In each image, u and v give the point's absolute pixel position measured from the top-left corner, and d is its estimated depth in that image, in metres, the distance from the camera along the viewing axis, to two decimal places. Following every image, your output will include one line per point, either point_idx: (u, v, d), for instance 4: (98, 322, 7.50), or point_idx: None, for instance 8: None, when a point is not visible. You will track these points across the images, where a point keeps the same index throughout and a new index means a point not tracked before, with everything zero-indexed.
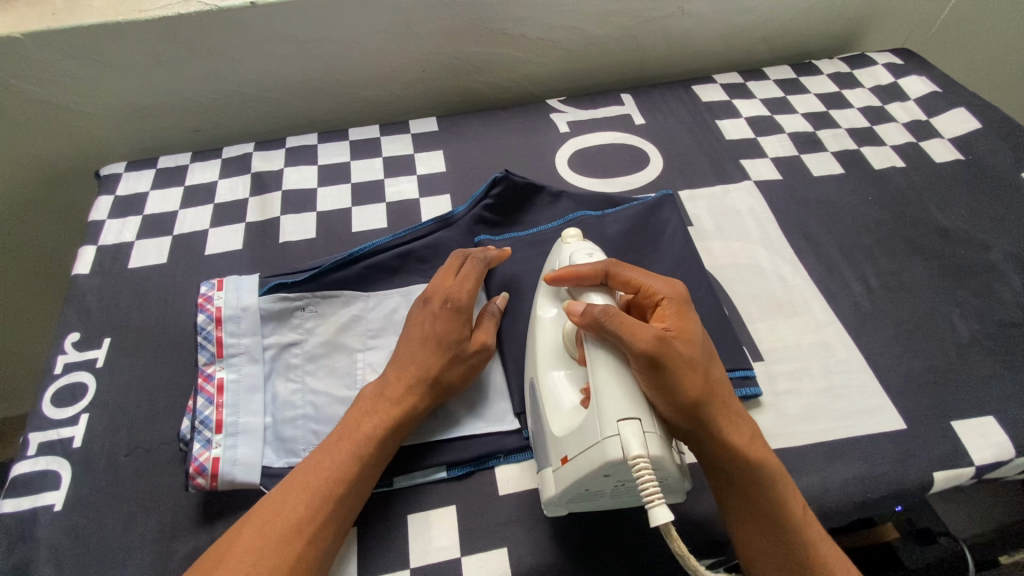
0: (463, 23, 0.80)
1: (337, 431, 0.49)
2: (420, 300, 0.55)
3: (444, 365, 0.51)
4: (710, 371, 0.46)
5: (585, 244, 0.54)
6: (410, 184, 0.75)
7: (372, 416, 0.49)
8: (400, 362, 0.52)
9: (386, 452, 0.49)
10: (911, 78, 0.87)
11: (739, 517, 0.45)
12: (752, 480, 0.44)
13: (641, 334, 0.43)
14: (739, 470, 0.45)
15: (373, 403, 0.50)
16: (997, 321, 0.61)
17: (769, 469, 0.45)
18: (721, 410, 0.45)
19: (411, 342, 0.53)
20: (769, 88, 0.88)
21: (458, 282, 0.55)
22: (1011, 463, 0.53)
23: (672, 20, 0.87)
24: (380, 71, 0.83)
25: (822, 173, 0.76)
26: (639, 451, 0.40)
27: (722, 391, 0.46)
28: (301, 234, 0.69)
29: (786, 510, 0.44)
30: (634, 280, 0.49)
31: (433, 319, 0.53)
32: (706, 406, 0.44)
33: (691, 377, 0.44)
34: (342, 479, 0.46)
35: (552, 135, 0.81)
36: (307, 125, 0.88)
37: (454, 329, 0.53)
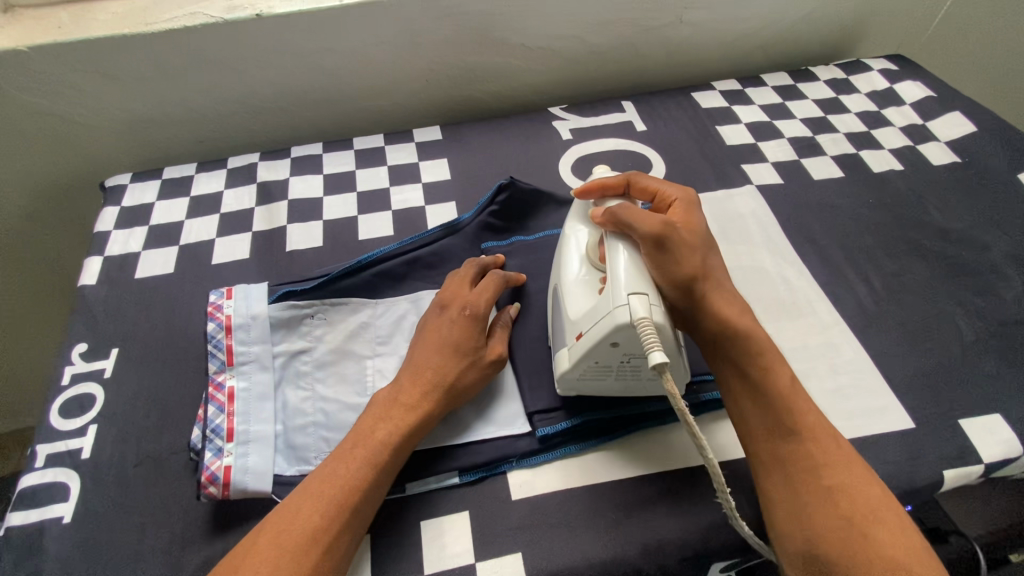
0: (465, 33, 0.81)
1: (369, 409, 0.51)
2: (436, 306, 0.56)
3: (461, 376, 0.52)
4: (708, 258, 0.51)
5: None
6: (416, 192, 0.75)
7: (385, 423, 0.49)
8: (416, 368, 0.52)
9: (400, 457, 0.49)
10: (906, 83, 0.89)
11: (734, 387, 0.49)
12: (746, 350, 0.49)
13: (648, 220, 0.50)
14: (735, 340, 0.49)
15: (388, 410, 0.50)
16: (1002, 320, 0.62)
17: (759, 339, 0.49)
18: (717, 288, 0.50)
19: (428, 345, 0.53)
20: (767, 94, 0.88)
21: (477, 293, 0.56)
22: (1020, 460, 0.54)
23: (670, 28, 0.88)
24: (382, 80, 0.84)
25: (823, 176, 0.77)
26: (643, 315, 0.44)
27: (718, 275, 0.51)
28: (308, 242, 0.70)
29: (777, 375, 0.48)
30: (650, 187, 0.55)
31: (454, 328, 0.53)
32: (703, 282, 0.49)
33: (688, 256, 0.49)
34: (361, 460, 0.47)
35: (554, 142, 0.82)
36: (310, 135, 0.88)
37: (472, 337, 0.53)
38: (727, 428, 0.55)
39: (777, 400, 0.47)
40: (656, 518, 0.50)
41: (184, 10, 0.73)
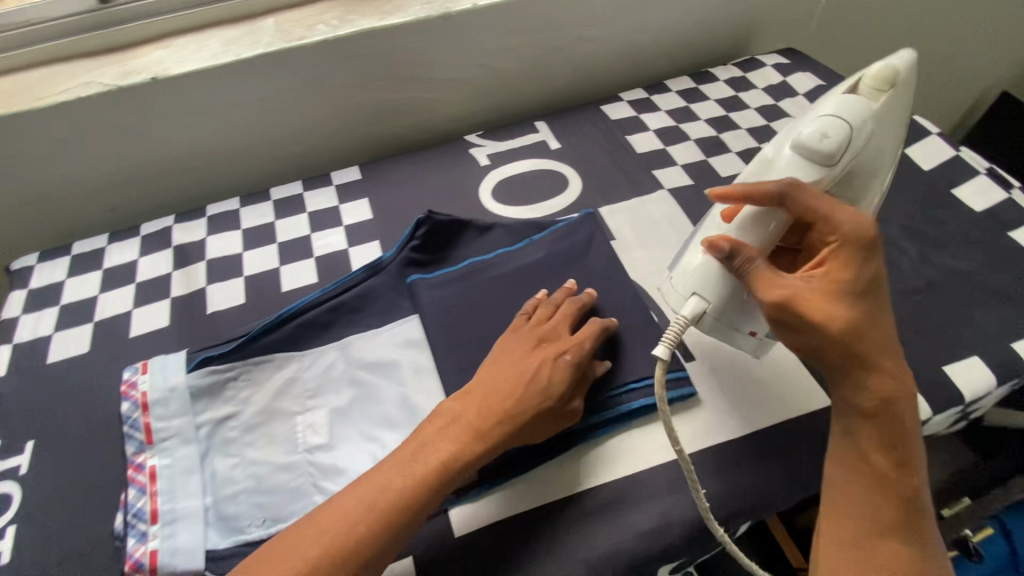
0: (370, 71, 0.82)
1: (439, 423, 0.51)
2: (534, 339, 0.56)
3: (536, 418, 0.51)
4: (865, 328, 0.47)
5: (829, 107, 0.55)
6: (337, 236, 0.75)
7: (439, 459, 0.49)
8: (495, 400, 0.51)
9: (455, 481, 0.49)
10: (798, 75, 0.94)
11: (848, 437, 0.48)
12: (882, 419, 0.47)
13: (770, 288, 0.48)
14: (868, 408, 0.47)
15: (451, 442, 0.50)
16: (901, 291, 0.67)
17: (900, 426, 0.46)
18: (869, 356, 0.46)
19: (512, 382, 0.52)
20: (672, 99, 0.92)
21: (576, 337, 0.56)
22: (929, 421, 0.58)
23: (572, 46, 0.91)
24: (294, 127, 0.83)
25: (730, 173, 0.80)
26: (687, 314, 0.52)
27: (874, 352, 0.47)
28: (230, 301, 0.68)
29: (903, 453, 0.46)
30: (814, 212, 0.49)
31: (541, 365, 0.53)
32: (844, 347, 0.46)
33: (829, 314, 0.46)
34: (421, 481, 0.48)
35: (472, 169, 0.83)
36: (228, 191, 0.87)
37: (560, 385, 0.52)
38: (657, 433, 0.57)
39: (891, 487, 0.45)
40: (595, 534, 0.52)
41: (76, 81, 0.72)
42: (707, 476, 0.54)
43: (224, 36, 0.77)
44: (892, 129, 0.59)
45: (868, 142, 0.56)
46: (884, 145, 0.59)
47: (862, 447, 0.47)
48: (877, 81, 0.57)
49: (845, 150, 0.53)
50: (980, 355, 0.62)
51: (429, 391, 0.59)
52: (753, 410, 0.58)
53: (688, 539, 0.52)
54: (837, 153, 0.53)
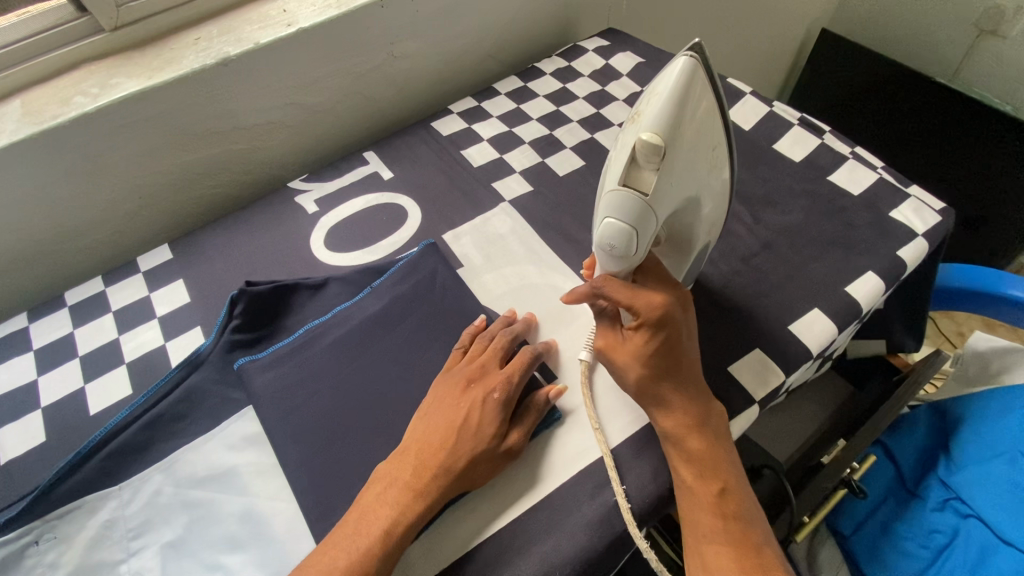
0: (155, 137, 0.72)
1: (378, 486, 0.49)
2: (462, 381, 0.55)
3: (472, 464, 0.50)
4: (659, 376, 0.50)
5: (603, 206, 0.46)
6: (152, 331, 0.66)
7: (376, 523, 0.47)
8: (427, 455, 0.50)
9: (407, 539, 0.48)
10: (620, 55, 0.94)
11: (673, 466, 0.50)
12: (696, 448, 0.49)
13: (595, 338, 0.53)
14: (681, 442, 0.49)
15: (389, 496, 0.48)
16: (741, 258, 0.68)
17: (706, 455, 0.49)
18: (672, 399, 0.50)
19: (441, 434, 0.51)
20: (501, 102, 0.89)
21: (504, 372, 0.55)
22: (785, 383, 0.59)
23: (386, 66, 0.86)
24: (80, 216, 0.72)
25: (567, 170, 0.78)
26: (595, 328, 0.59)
27: (670, 394, 0.50)
28: (26, 442, 0.58)
29: (719, 477, 0.49)
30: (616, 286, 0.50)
31: (472, 408, 0.52)
32: (653, 394, 0.50)
33: (635, 366, 0.50)
34: (371, 548, 0.46)
35: (300, 220, 0.76)
36: (19, 303, 0.74)
37: (492, 429, 0.51)
38: (530, 468, 0.54)
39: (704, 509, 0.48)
40: None
41: None
42: (581, 504, 0.51)
43: None
44: (704, 164, 0.46)
45: (670, 208, 0.46)
46: (700, 173, 0.46)
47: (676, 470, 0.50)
48: (646, 154, 0.42)
49: (635, 245, 0.46)
50: (819, 306, 0.63)
51: (275, 494, 0.53)
52: None
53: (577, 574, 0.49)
54: (631, 253, 0.46)
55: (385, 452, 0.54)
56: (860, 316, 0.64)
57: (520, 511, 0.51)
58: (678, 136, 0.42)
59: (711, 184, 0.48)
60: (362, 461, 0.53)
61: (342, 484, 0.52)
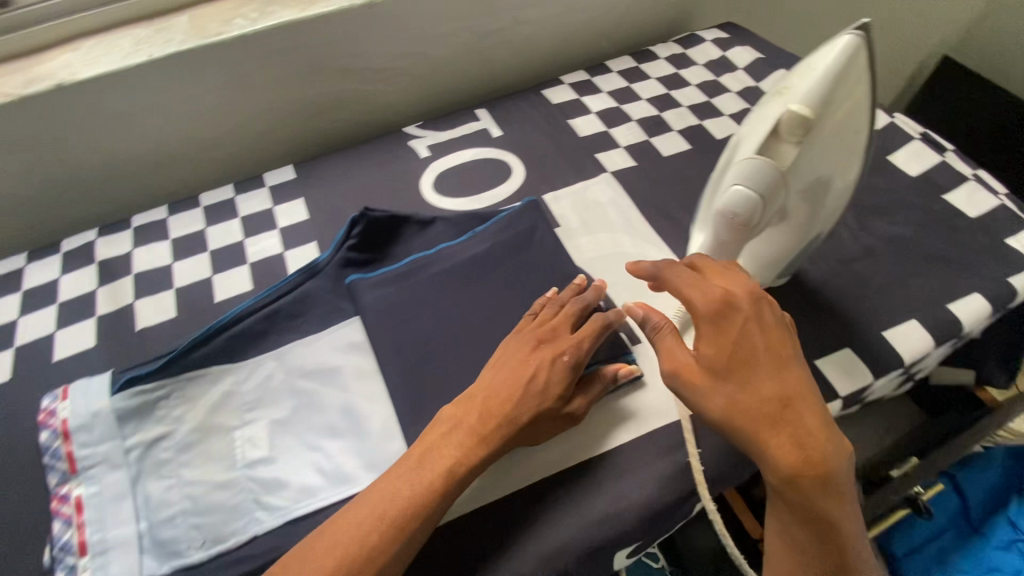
0: (297, 66, 0.78)
1: (423, 446, 0.49)
2: (533, 340, 0.54)
3: (537, 420, 0.51)
4: (755, 413, 0.43)
5: (733, 174, 0.48)
6: (273, 240, 0.72)
7: (439, 462, 0.48)
8: (492, 407, 0.50)
9: (465, 483, 0.49)
10: (738, 50, 0.93)
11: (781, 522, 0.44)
12: (809, 502, 0.42)
13: (669, 360, 0.48)
14: (795, 494, 0.42)
15: (448, 442, 0.49)
16: (841, 260, 0.68)
17: (824, 513, 0.42)
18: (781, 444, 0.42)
19: (507, 390, 0.51)
20: (613, 79, 0.91)
21: (576, 336, 0.54)
22: (871, 386, 0.59)
23: (509, 30, 0.89)
24: (221, 129, 0.80)
25: (672, 151, 0.79)
26: None
27: (775, 438, 0.42)
28: (160, 315, 0.65)
29: (838, 541, 0.42)
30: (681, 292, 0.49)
31: (541, 367, 0.52)
32: (747, 434, 0.43)
33: (712, 399, 0.45)
34: (432, 485, 0.47)
35: (412, 163, 0.80)
36: (156, 199, 0.82)
37: (560, 394, 0.51)
38: (609, 419, 0.56)
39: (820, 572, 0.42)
40: (549, 523, 0.51)
41: None
42: (654, 457, 0.54)
43: (133, 36, 0.73)
44: (841, 149, 0.47)
45: (801, 185, 0.47)
46: (836, 156, 0.48)
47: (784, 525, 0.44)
48: (792, 125, 0.44)
49: (760, 214, 0.48)
50: (918, 319, 0.63)
51: (373, 396, 0.58)
52: None
53: (642, 521, 0.52)
54: (753, 222, 0.48)
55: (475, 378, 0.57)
56: (960, 336, 0.63)
57: (596, 453, 0.54)
58: (825, 115, 0.44)
59: (843, 170, 0.49)
60: (454, 382, 0.57)
61: (435, 398, 0.56)
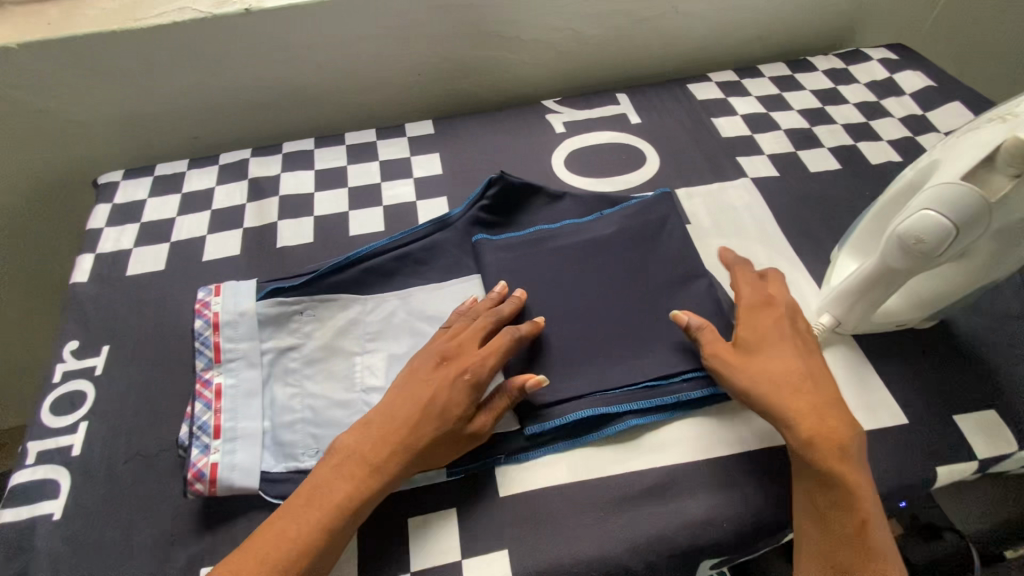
0: (455, 25, 0.80)
1: (334, 458, 0.49)
2: (436, 357, 0.53)
3: (439, 442, 0.49)
4: (787, 381, 0.50)
5: (927, 198, 0.47)
6: (407, 188, 0.75)
7: (346, 481, 0.47)
8: (392, 421, 0.49)
9: (379, 497, 0.48)
10: (907, 74, 0.87)
11: (804, 491, 0.48)
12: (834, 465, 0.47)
13: (714, 341, 0.53)
14: (818, 458, 0.47)
15: (353, 465, 0.48)
16: (997, 316, 0.62)
17: (846, 479, 0.47)
18: (805, 410, 0.49)
19: (412, 406, 0.50)
20: (764, 84, 0.87)
21: (481, 354, 0.52)
22: (1016, 456, 0.54)
23: (666, 19, 0.87)
24: (374, 76, 0.83)
25: (819, 169, 0.75)
26: (825, 320, 0.58)
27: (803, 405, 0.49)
28: (299, 238, 0.70)
29: (860, 507, 0.46)
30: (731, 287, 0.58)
31: (442, 385, 0.50)
32: (777, 401, 0.49)
33: (748, 372, 0.51)
34: (342, 503, 0.46)
35: (547, 136, 0.81)
36: (302, 131, 0.88)
37: (459, 413, 0.50)
38: (717, 427, 0.55)
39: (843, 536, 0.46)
40: (644, 515, 0.51)
41: (172, 5, 0.73)
42: (761, 475, 0.52)
43: None
44: None
45: (998, 224, 0.47)
46: None
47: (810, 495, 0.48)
48: (1011, 157, 0.44)
49: (947, 244, 0.47)
50: None
51: None
52: (878, 406, 0.56)
53: (738, 535, 0.50)
54: (937, 252, 0.48)
55: (590, 355, 0.57)
56: None
57: (699, 457, 0.53)
58: None
59: None
60: (568, 355, 0.57)
61: (548, 366, 0.56)
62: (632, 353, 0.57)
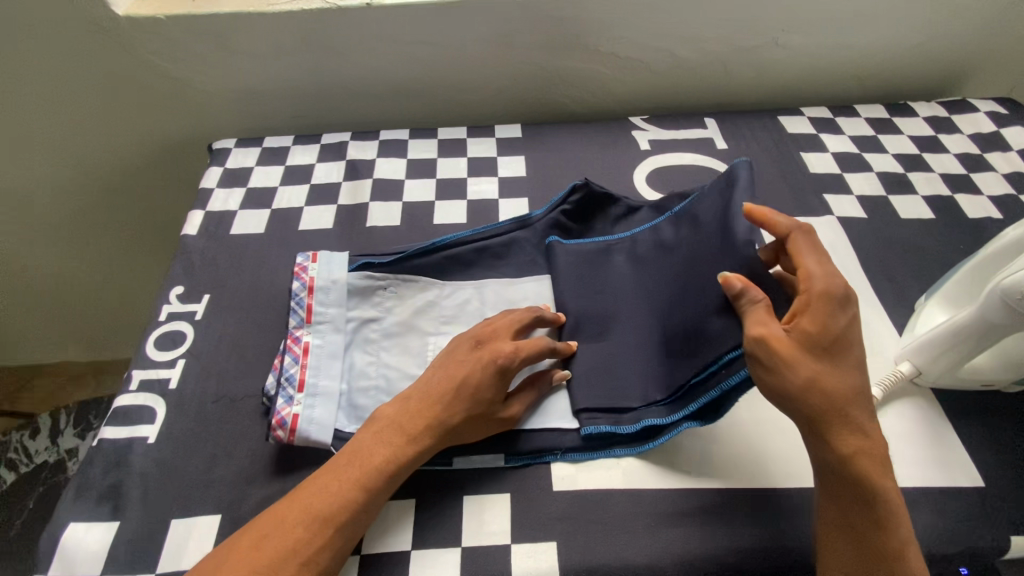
0: (555, 35, 0.83)
1: (376, 425, 0.51)
2: (471, 341, 0.55)
3: (471, 421, 0.51)
4: (836, 387, 0.46)
5: None
6: (491, 185, 0.78)
7: (383, 447, 0.50)
8: (428, 396, 0.52)
9: (413, 465, 0.50)
10: (1015, 129, 0.83)
11: (837, 506, 0.46)
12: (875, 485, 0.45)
13: (764, 326, 0.47)
14: (859, 475, 0.45)
15: (390, 432, 0.50)
16: None
17: (886, 505, 0.45)
18: (848, 420, 0.46)
19: (447, 382, 0.52)
20: (859, 125, 0.86)
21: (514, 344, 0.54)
22: None
23: (765, 50, 0.87)
24: (472, 77, 0.87)
25: (910, 216, 0.73)
26: (905, 368, 0.57)
27: (847, 415, 0.46)
28: (387, 220, 0.74)
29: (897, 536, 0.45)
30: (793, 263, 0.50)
31: (474, 367, 0.52)
32: (824, 407, 0.46)
33: (797, 369, 0.46)
34: (380, 467, 0.49)
35: (632, 152, 0.82)
36: (397, 121, 0.93)
37: (490, 396, 0.52)
38: (777, 459, 0.55)
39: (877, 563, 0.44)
40: (694, 533, 0.51)
41: None
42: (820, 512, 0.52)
43: None
44: None
45: None
46: None
47: (841, 510, 0.46)
48: None
49: None
50: None
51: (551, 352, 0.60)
52: (953, 464, 0.54)
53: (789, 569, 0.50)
54: None
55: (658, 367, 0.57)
56: None
57: (755, 485, 0.53)
58: None
59: None
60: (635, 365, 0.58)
61: (615, 372, 0.57)
62: (686, 357, 0.54)
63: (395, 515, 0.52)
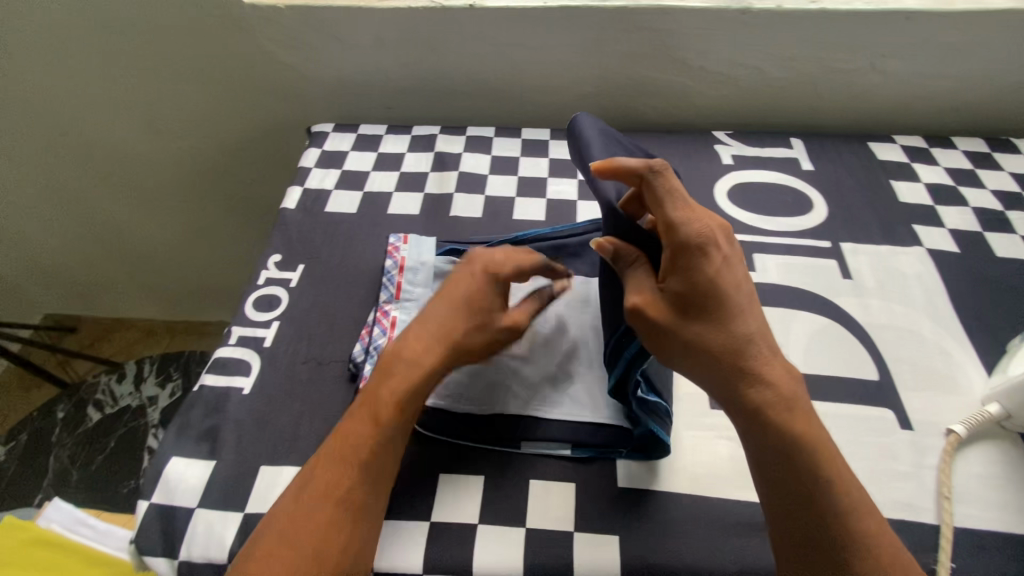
0: (648, 46, 0.84)
1: (375, 374, 0.53)
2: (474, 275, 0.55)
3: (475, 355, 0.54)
4: (728, 342, 0.46)
5: None
6: (571, 187, 0.80)
7: (387, 394, 0.51)
8: (431, 334, 0.53)
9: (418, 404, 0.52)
10: None
11: (761, 466, 0.46)
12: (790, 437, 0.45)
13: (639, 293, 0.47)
14: (773, 428, 0.45)
15: (390, 376, 0.52)
16: None
17: (811, 455, 0.45)
18: (748, 371, 0.46)
19: (451, 319, 0.53)
20: (955, 157, 0.83)
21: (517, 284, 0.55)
22: None
23: (860, 74, 0.86)
24: (560, 82, 0.90)
25: (1007, 255, 0.70)
26: (991, 410, 0.56)
27: (746, 368, 0.46)
28: (470, 211, 0.77)
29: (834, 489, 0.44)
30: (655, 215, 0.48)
31: (482, 305, 0.54)
32: (722, 362, 0.46)
33: (683, 330, 0.46)
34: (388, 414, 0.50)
35: (714, 165, 0.83)
36: (482, 117, 0.96)
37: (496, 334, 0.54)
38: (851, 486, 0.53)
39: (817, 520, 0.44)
40: (758, 546, 0.51)
41: None
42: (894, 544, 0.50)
43: None
44: None
45: None
46: None
47: (766, 469, 0.46)
48: None
49: None
50: None
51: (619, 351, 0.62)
52: None
53: None
54: None
55: None
56: None
57: None
58: None
59: None
60: None
61: None
62: None
63: (464, 490, 0.55)
